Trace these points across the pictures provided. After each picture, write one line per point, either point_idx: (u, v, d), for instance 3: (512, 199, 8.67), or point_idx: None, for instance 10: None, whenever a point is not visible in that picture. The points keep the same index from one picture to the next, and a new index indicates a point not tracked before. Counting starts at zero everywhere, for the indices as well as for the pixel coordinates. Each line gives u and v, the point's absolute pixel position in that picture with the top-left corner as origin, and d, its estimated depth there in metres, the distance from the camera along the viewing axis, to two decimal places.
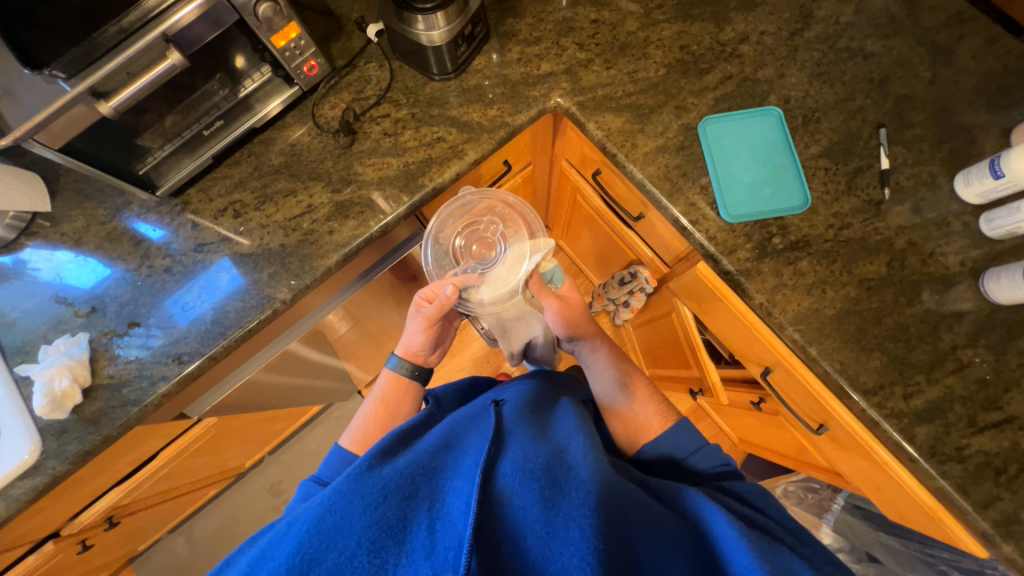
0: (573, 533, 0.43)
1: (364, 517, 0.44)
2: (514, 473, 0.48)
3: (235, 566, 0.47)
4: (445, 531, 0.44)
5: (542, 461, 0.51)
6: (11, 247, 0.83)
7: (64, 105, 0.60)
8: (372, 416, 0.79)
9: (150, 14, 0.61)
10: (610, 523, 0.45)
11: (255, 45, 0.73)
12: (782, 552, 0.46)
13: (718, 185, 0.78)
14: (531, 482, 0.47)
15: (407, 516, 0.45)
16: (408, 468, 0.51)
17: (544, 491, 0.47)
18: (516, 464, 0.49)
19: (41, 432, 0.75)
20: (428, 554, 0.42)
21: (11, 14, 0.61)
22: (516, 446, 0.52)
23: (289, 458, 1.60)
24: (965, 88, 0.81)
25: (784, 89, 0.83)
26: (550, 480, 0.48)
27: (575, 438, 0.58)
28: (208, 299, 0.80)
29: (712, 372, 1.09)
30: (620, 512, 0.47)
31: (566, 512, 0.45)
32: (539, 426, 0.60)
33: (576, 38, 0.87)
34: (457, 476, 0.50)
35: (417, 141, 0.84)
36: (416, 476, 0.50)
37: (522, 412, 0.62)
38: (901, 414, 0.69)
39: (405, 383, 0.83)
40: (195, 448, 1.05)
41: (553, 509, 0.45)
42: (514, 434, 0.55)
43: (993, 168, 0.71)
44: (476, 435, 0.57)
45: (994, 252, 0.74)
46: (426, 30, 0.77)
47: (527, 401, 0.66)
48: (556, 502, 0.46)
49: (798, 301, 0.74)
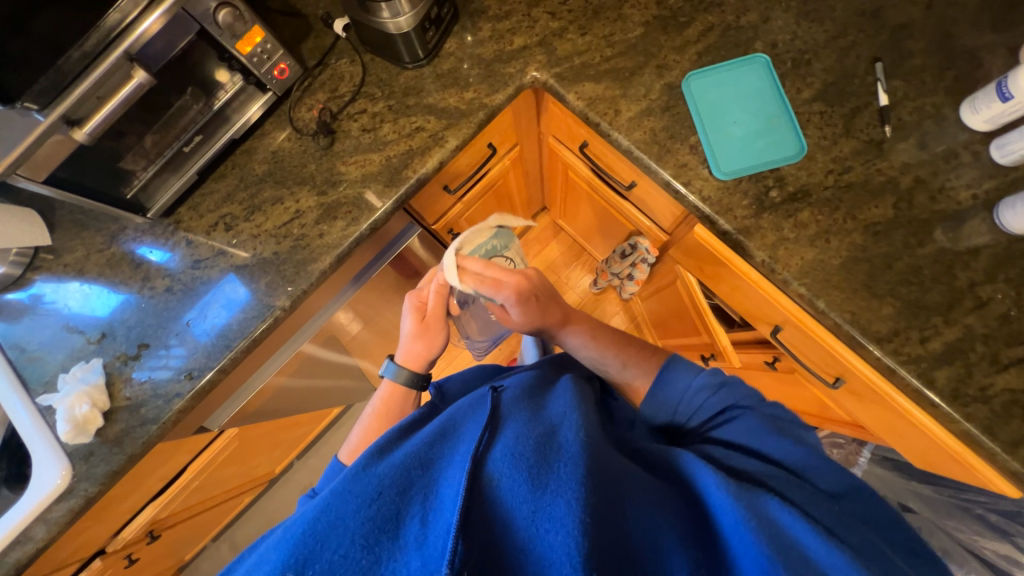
0: (558, 510, 0.42)
1: (357, 514, 0.44)
2: (504, 456, 0.47)
3: (240, 567, 0.47)
4: (436, 521, 0.44)
5: (534, 441, 0.49)
6: (20, 283, 0.85)
7: (41, 135, 0.61)
8: (373, 430, 0.78)
9: (112, 33, 0.61)
10: (596, 496, 0.44)
11: (222, 54, 0.73)
12: (771, 504, 0.45)
13: (708, 143, 0.75)
14: (520, 465, 0.46)
15: (401, 511, 0.45)
16: (403, 463, 0.50)
17: (532, 469, 0.46)
18: (507, 447, 0.49)
19: (70, 457, 0.78)
20: (419, 545, 0.42)
21: None
22: (510, 429, 0.52)
23: (317, 461, 1.64)
24: (966, 9, 0.76)
25: (770, 34, 0.79)
26: (540, 459, 0.47)
27: (570, 413, 0.57)
28: (227, 317, 0.81)
29: (723, 336, 1.07)
30: (608, 486, 0.46)
31: (553, 490, 0.44)
32: (535, 406, 0.59)
33: (548, 7, 0.84)
34: (451, 466, 0.50)
35: (397, 133, 0.83)
36: (412, 471, 0.49)
37: (520, 397, 0.61)
38: (918, 358, 0.67)
39: (405, 392, 0.82)
40: (221, 459, 1.08)
41: (541, 488, 0.44)
42: (510, 417, 0.54)
43: (1001, 90, 0.66)
44: (471, 422, 0.56)
45: (1008, 181, 0.70)
46: (393, 17, 0.75)
47: (526, 384, 0.66)
48: (544, 480, 0.45)
49: (802, 254, 0.71)
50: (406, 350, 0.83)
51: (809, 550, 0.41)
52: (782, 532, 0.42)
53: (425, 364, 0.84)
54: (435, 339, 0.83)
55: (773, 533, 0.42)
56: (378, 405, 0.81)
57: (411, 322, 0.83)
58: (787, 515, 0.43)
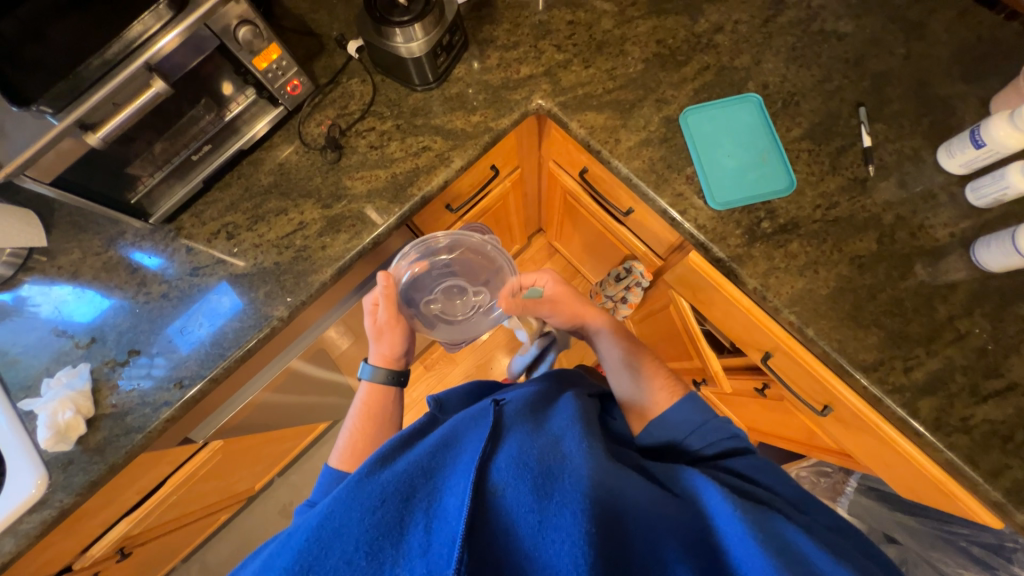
0: (564, 521, 0.42)
1: (361, 522, 0.43)
2: (508, 465, 0.47)
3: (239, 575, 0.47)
4: (440, 528, 0.43)
5: (538, 452, 0.50)
6: (11, 284, 0.84)
7: (52, 138, 0.61)
8: (357, 431, 0.79)
9: (133, 44, 0.62)
10: (599, 507, 0.44)
11: (238, 69, 0.75)
12: (774, 522, 0.46)
13: (703, 174, 0.78)
14: (524, 474, 0.46)
15: (405, 517, 0.45)
16: (406, 469, 0.50)
17: (536, 478, 0.46)
18: (511, 456, 0.49)
19: (48, 466, 0.75)
20: (423, 553, 0.42)
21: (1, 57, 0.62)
22: (513, 439, 0.52)
23: (299, 479, 1.59)
24: (940, 62, 0.82)
25: (762, 75, 0.83)
26: (544, 470, 0.47)
27: (571, 427, 0.57)
28: (211, 325, 0.80)
29: (714, 361, 1.09)
30: (610, 496, 0.47)
31: (558, 501, 0.44)
32: (536, 419, 0.59)
33: (554, 40, 0.88)
34: (454, 473, 0.49)
35: (404, 152, 0.85)
36: (415, 477, 0.49)
37: (522, 409, 0.61)
38: (903, 388, 0.69)
39: (384, 391, 0.85)
40: (202, 472, 1.05)
41: (546, 499, 0.44)
42: (512, 428, 0.55)
43: (975, 137, 0.71)
44: (474, 432, 0.56)
45: (982, 221, 0.74)
46: (406, 42, 0.78)
47: (529, 397, 0.65)
48: (548, 492, 0.45)
49: (792, 283, 0.74)
50: (375, 350, 0.86)
51: (815, 567, 0.42)
52: (795, 553, 0.43)
53: (398, 359, 0.87)
54: (400, 335, 0.86)
55: (783, 551, 0.42)
56: (360, 404, 0.83)
57: (371, 326, 0.86)
58: (794, 535, 0.45)
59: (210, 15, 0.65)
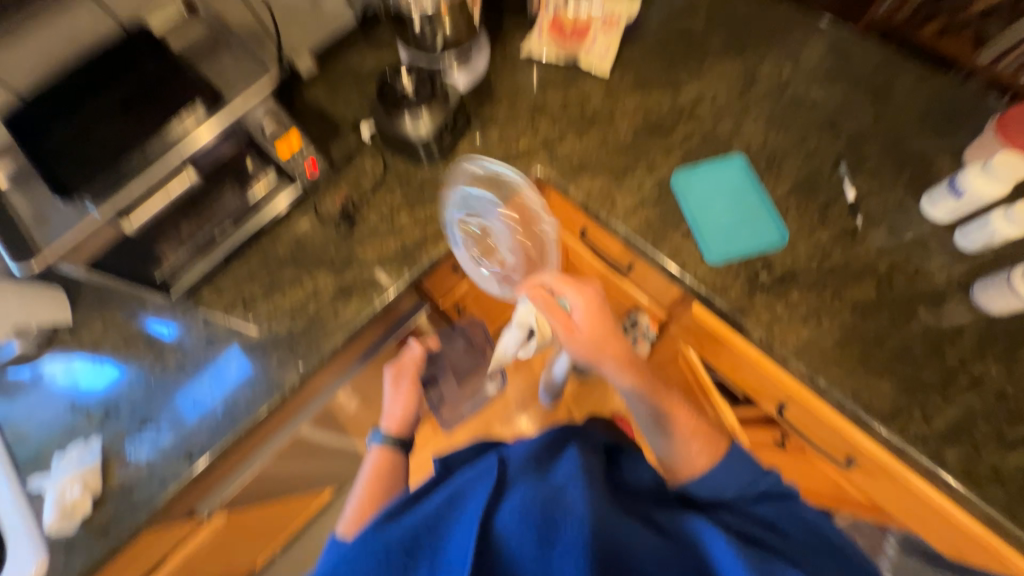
0: None
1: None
2: (511, 517, 0.47)
3: None
4: None
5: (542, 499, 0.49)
6: (33, 360, 0.86)
7: (92, 224, 0.66)
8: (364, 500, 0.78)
9: (173, 140, 0.70)
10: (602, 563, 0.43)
11: (263, 156, 0.82)
12: None
13: (698, 230, 0.82)
14: (528, 525, 0.46)
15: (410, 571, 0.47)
16: (412, 524, 0.51)
17: (540, 533, 0.45)
18: (515, 506, 0.48)
19: (49, 548, 0.73)
20: None
21: (52, 155, 0.69)
22: (518, 489, 0.51)
23: (301, 555, 1.50)
24: (909, 120, 0.88)
25: (744, 139, 0.90)
26: (548, 518, 0.47)
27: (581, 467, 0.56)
28: (219, 393, 0.82)
29: (728, 413, 1.06)
30: (615, 553, 0.45)
31: (560, 553, 0.44)
32: (545, 464, 0.58)
33: (549, 116, 0.96)
34: (459, 526, 0.50)
35: (413, 221, 0.91)
36: (420, 532, 0.50)
37: (531, 454, 0.61)
38: (925, 437, 0.67)
39: (394, 457, 0.86)
40: (204, 551, 1.01)
41: (546, 555, 0.44)
42: (519, 476, 0.54)
43: (953, 187, 0.75)
44: (481, 481, 0.56)
45: (976, 265, 0.76)
46: (414, 125, 0.87)
47: (539, 441, 0.66)
48: (551, 543, 0.45)
49: (797, 332, 0.75)
50: (390, 415, 0.91)
51: None
52: None
53: (407, 425, 0.91)
54: (412, 398, 0.92)
55: None
56: (369, 471, 0.84)
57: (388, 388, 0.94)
58: None
59: (244, 114, 0.74)
